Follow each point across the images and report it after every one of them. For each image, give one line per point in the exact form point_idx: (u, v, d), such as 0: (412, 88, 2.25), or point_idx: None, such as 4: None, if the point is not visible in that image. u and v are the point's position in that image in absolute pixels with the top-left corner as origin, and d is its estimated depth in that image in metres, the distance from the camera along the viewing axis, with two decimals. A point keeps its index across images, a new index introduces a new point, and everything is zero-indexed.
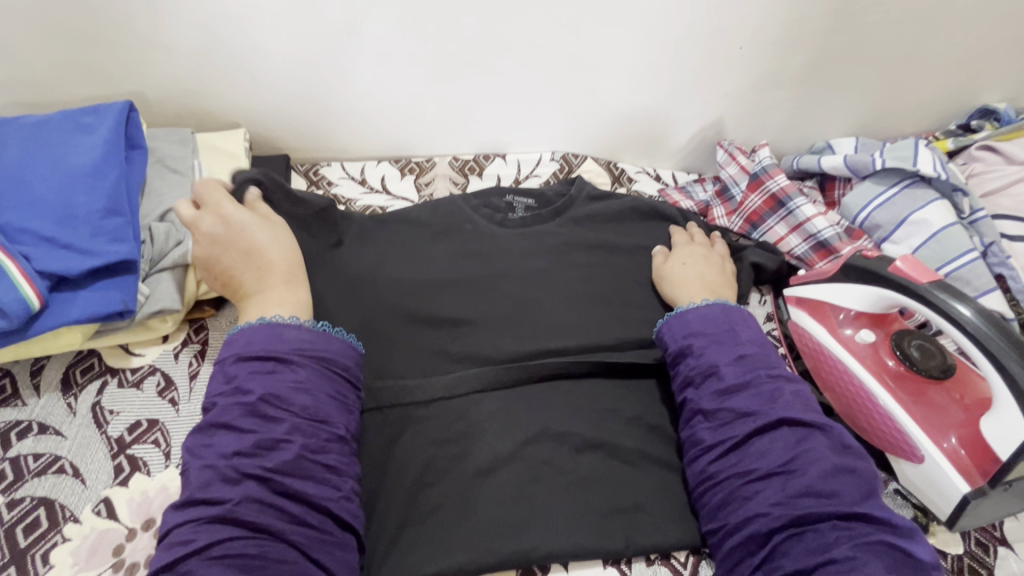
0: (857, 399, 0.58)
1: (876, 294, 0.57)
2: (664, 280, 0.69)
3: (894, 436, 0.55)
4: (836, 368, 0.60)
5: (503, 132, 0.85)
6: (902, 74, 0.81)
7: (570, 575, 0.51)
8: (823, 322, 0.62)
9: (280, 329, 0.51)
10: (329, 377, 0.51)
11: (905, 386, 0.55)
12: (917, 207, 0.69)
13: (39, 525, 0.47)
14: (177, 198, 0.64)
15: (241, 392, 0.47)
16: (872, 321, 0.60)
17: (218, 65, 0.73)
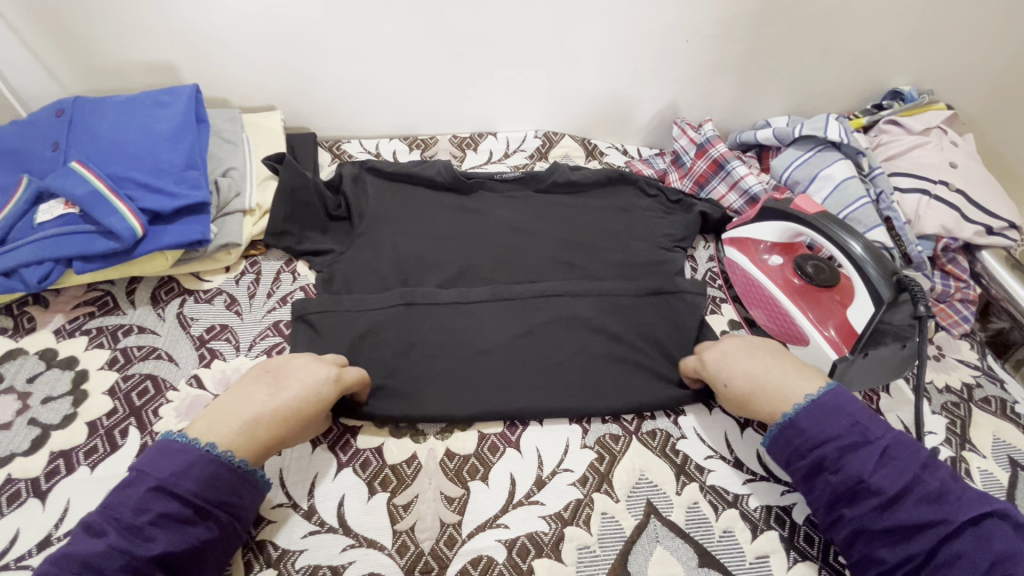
0: (770, 309, 0.75)
1: (785, 227, 0.73)
2: (726, 366, 0.62)
3: (791, 330, 0.72)
4: (756, 287, 0.77)
5: (495, 114, 1.03)
6: (822, 63, 0.98)
7: (545, 428, 0.65)
8: (747, 255, 0.79)
9: (208, 466, 0.49)
10: (225, 541, 0.50)
11: (802, 294, 0.72)
12: (825, 165, 0.86)
13: (148, 391, 0.63)
14: (234, 160, 0.80)
15: (141, 536, 0.45)
16: (782, 250, 0.77)
17: (263, 57, 0.90)
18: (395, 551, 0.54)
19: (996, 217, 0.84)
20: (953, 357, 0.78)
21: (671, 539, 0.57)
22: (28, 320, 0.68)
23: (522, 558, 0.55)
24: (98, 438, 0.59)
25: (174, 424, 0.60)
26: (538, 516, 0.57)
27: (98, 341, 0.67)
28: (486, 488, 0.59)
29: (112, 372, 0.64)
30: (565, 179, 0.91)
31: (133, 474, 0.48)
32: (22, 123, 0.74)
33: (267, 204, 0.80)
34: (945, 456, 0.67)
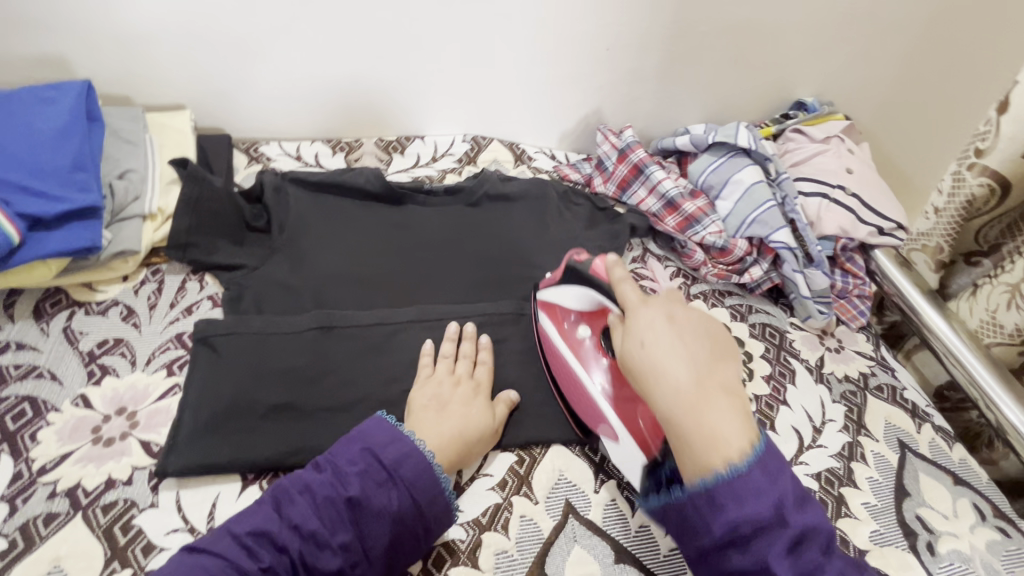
0: (582, 399, 0.63)
1: (588, 294, 0.63)
2: (665, 373, 0.49)
3: (604, 425, 0.61)
4: (570, 373, 0.64)
5: (422, 117, 1.02)
6: (734, 74, 1.04)
7: None
8: (557, 326, 0.67)
9: (406, 448, 0.54)
10: (388, 520, 0.52)
11: (614, 377, 0.63)
12: (736, 170, 0.90)
13: (26, 414, 0.57)
14: (133, 162, 0.75)
15: (345, 480, 0.52)
16: (589, 319, 0.66)
17: (169, 52, 0.85)
18: None
19: (887, 219, 0.91)
20: (852, 349, 0.84)
21: (589, 538, 0.57)
22: None
23: (437, 568, 0.54)
24: None
25: (54, 449, 0.55)
26: (456, 524, 0.57)
27: None
28: None
29: None
30: (496, 191, 0.92)
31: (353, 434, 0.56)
32: None
33: (171, 209, 0.74)
34: (843, 442, 0.71)
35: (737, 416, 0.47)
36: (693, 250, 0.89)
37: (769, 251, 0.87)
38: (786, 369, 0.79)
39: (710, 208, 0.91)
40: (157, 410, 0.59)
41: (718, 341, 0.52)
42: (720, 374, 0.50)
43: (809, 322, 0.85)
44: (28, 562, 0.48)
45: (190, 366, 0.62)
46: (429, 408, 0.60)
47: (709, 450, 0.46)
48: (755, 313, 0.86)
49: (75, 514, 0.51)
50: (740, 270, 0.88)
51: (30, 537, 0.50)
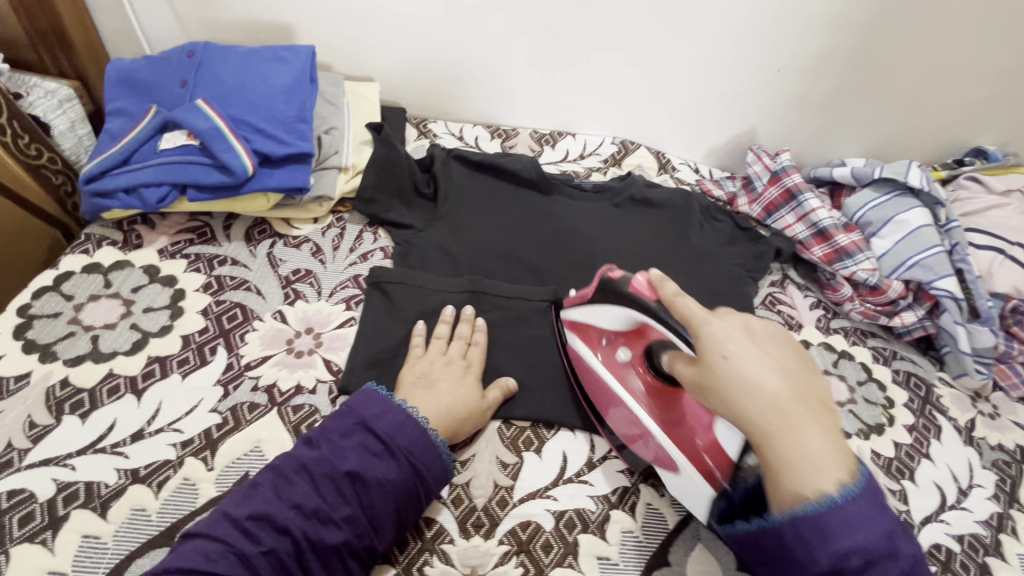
0: (627, 422, 0.61)
1: (625, 313, 0.61)
2: (762, 391, 0.45)
3: (655, 451, 0.58)
4: (606, 391, 0.62)
5: (576, 116, 1.07)
6: (908, 112, 0.99)
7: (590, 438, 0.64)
8: (587, 346, 0.65)
9: (402, 420, 0.55)
10: (403, 489, 0.53)
11: (655, 395, 0.60)
12: (901, 211, 0.86)
13: (238, 318, 0.67)
14: (336, 120, 0.85)
15: (340, 458, 0.52)
16: (629, 339, 0.64)
17: (373, 30, 0.96)
18: (449, 502, 0.57)
19: None
20: (1008, 418, 0.77)
21: (713, 540, 0.58)
22: (136, 237, 0.73)
23: (569, 530, 0.56)
24: (190, 351, 0.63)
25: (258, 351, 0.64)
26: (586, 494, 0.59)
27: (196, 266, 0.72)
28: (539, 459, 0.61)
29: (206, 296, 0.69)
30: (641, 194, 0.95)
31: (343, 409, 0.57)
32: (155, 59, 0.81)
33: (361, 166, 0.84)
34: (992, 511, 0.67)
35: (829, 434, 0.45)
36: (841, 284, 0.86)
37: (927, 297, 0.83)
38: (931, 423, 0.74)
39: (865, 243, 0.87)
40: (338, 336, 0.68)
41: (788, 352, 0.48)
42: (806, 389, 0.47)
43: (961, 380, 0.80)
44: (236, 437, 0.57)
45: (366, 304, 0.70)
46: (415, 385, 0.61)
47: (806, 480, 0.44)
48: (899, 359, 0.82)
49: (272, 408, 0.60)
50: (890, 312, 0.84)
51: (238, 419, 0.58)
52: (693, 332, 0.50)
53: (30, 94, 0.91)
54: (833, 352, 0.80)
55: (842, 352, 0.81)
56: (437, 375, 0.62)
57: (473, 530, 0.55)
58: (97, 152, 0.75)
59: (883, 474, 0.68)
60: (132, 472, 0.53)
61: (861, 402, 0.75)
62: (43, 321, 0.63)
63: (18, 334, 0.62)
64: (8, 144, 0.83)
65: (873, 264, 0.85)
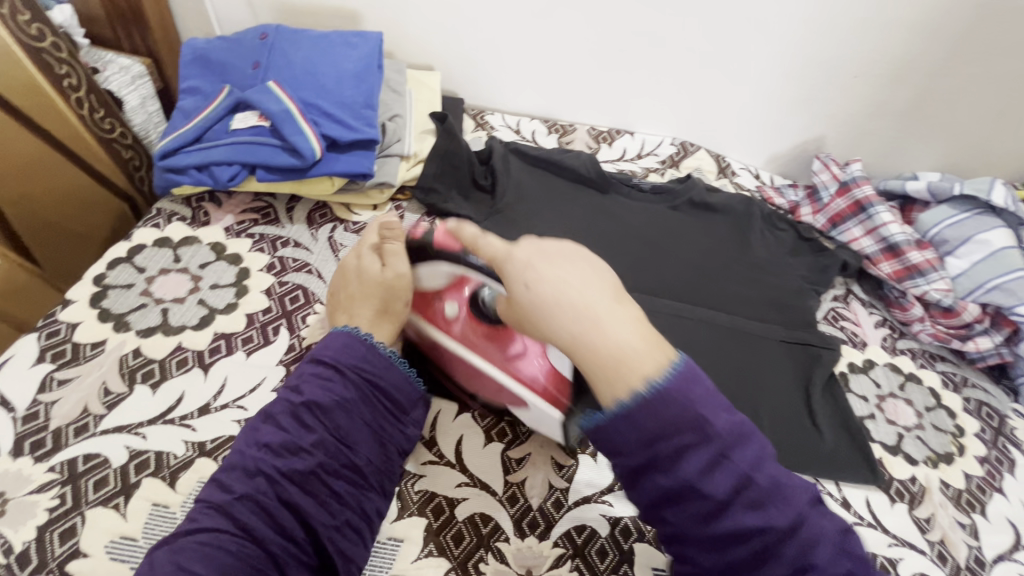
0: (479, 377, 0.59)
1: (432, 268, 0.57)
2: (568, 295, 0.40)
3: (500, 391, 0.58)
4: (454, 356, 0.60)
5: (636, 115, 1.05)
6: (993, 126, 0.94)
7: None
8: (436, 323, 0.61)
9: (348, 342, 0.54)
10: (365, 403, 0.52)
11: (478, 332, 0.59)
12: (982, 230, 0.82)
13: (300, 300, 0.68)
14: (399, 108, 0.85)
15: (293, 389, 0.51)
16: (452, 291, 0.61)
17: (438, 18, 0.95)
18: (505, 499, 0.56)
19: None
20: None
21: None
22: (203, 214, 0.75)
23: (624, 538, 0.55)
24: (254, 329, 0.64)
25: (318, 333, 0.65)
26: None
27: (260, 246, 0.73)
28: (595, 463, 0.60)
29: (270, 276, 0.70)
30: (701, 198, 0.92)
31: None
32: (229, 40, 0.82)
33: (423, 155, 0.84)
34: None
35: (634, 320, 0.40)
36: (911, 303, 0.82)
37: (1006, 323, 0.79)
38: (1004, 456, 0.70)
39: (939, 262, 0.83)
40: None
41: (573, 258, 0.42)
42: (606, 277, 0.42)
43: None
44: None
45: None
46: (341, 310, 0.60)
47: (630, 369, 0.39)
48: (970, 386, 0.78)
49: None
50: (963, 336, 0.80)
51: None
52: (500, 267, 0.44)
53: (106, 68, 0.93)
54: (900, 374, 0.77)
55: (909, 375, 0.77)
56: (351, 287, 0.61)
57: (528, 529, 0.54)
58: (170, 130, 0.76)
59: (953, 506, 0.65)
60: (199, 445, 0.54)
61: (930, 429, 0.71)
62: (116, 292, 0.65)
63: (94, 302, 0.64)
64: (85, 117, 0.86)
65: (949, 283, 0.81)
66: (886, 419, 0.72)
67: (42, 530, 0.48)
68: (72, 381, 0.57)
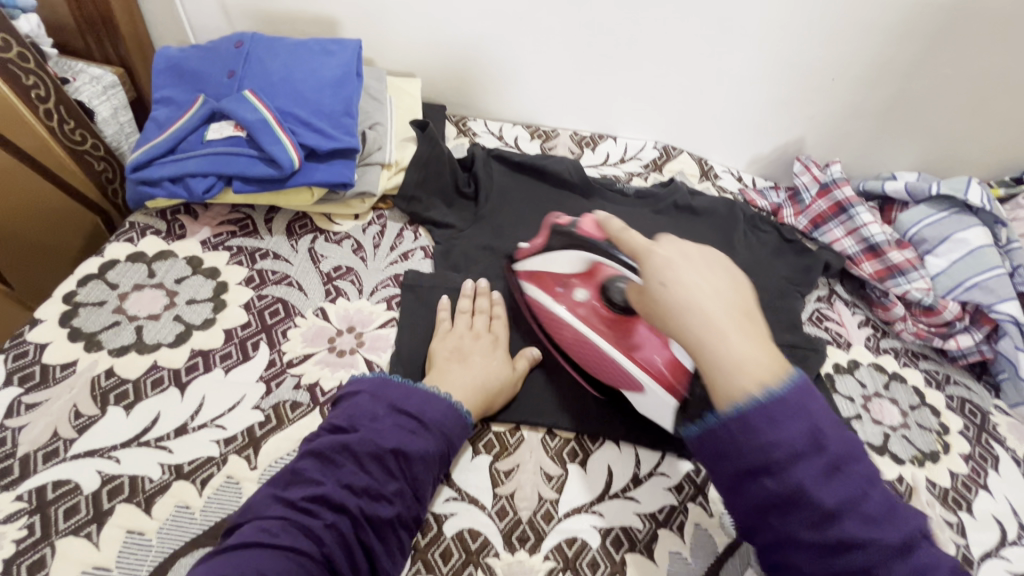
0: (594, 357, 0.63)
1: (581, 256, 0.65)
2: (695, 297, 0.47)
3: (614, 370, 0.61)
4: (574, 336, 0.64)
5: (618, 119, 1.05)
6: (967, 126, 0.95)
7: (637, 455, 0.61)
8: (549, 293, 0.68)
9: (435, 399, 0.56)
10: (444, 462, 0.54)
11: (601, 319, 0.63)
12: (961, 229, 0.83)
13: (280, 313, 0.66)
14: (380, 116, 0.84)
15: (381, 436, 0.52)
16: (583, 279, 0.65)
17: (418, 25, 0.94)
18: (494, 513, 0.55)
19: None
20: None
21: None
22: (179, 227, 0.73)
23: (616, 549, 0.54)
24: (232, 345, 0.62)
25: (299, 348, 0.63)
26: (633, 512, 0.57)
27: (238, 259, 0.71)
28: (584, 474, 0.59)
29: (249, 289, 0.68)
30: (684, 202, 0.92)
31: (365, 392, 0.56)
32: (203, 49, 0.80)
33: (404, 163, 0.83)
34: None
35: (747, 334, 0.46)
36: (893, 303, 0.83)
37: (985, 321, 0.80)
38: (988, 453, 0.71)
39: (919, 261, 0.84)
40: (380, 336, 0.66)
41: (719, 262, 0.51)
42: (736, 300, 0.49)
43: (1017, 409, 0.76)
44: (279, 436, 0.56)
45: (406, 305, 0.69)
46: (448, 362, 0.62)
47: (740, 373, 0.44)
48: (953, 383, 0.78)
49: (315, 407, 0.59)
50: (944, 334, 0.81)
51: (281, 417, 0.57)
52: (641, 258, 0.51)
53: (76, 79, 0.91)
54: (884, 373, 0.77)
55: (893, 374, 0.78)
56: (451, 346, 0.64)
57: (518, 544, 0.53)
58: (143, 141, 0.74)
59: (939, 505, 0.65)
60: (176, 468, 0.52)
61: (914, 428, 0.72)
62: (88, 309, 0.63)
63: (64, 321, 0.61)
64: (54, 129, 0.83)
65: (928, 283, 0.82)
66: (872, 419, 0.72)
67: (11, 563, 0.46)
68: (40, 405, 0.55)
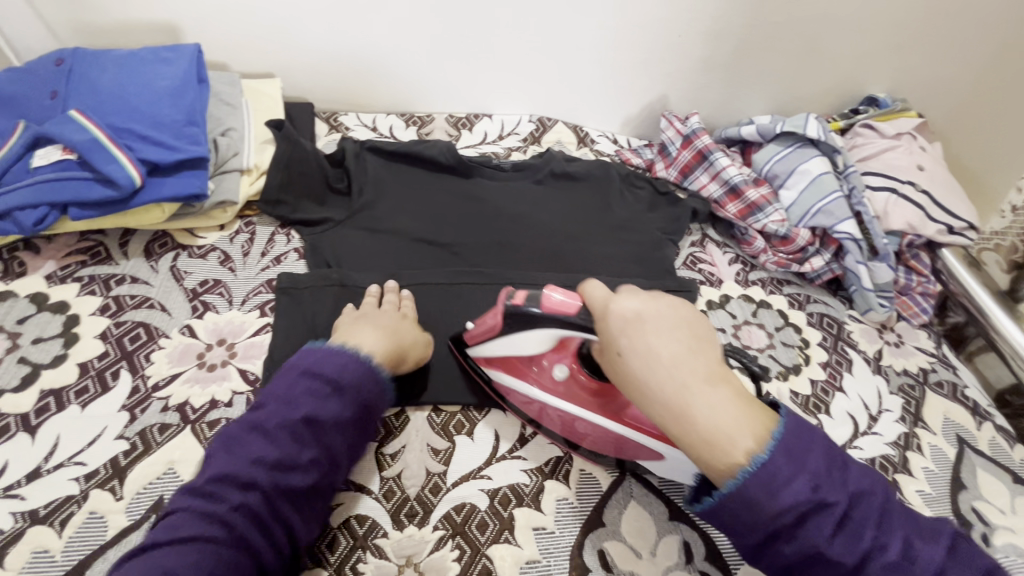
0: (579, 427, 0.59)
1: (547, 336, 0.55)
2: (655, 366, 0.46)
3: (630, 449, 0.57)
4: (559, 415, 0.59)
5: (491, 97, 1.06)
6: (806, 65, 1.03)
7: (523, 414, 0.64)
8: (519, 376, 0.60)
9: (349, 361, 0.56)
10: (359, 426, 0.55)
11: (598, 400, 0.57)
12: (804, 160, 0.91)
13: (141, 338, 0.64)
14: (233, 121, 0.81)
15: (291, 406, 0.52)
16: (554, 352, 0.57)
17: (265, 23, 0.91)
18: (382, 496, 0.56)
19: (958, 217, 0.89)
20: (911, 344, 0.83)
21: (644, 494, 0.60)
22: (19, 265, 0.68)
23: (504, 506, 0.57)
24: (89, 378, 0.59)
25: (166, 369, 0.61)
26: (520, 469, 0.60)
27: (90, 288, 0.68)
28: (471, 442, 0.61)
29: (104, 318, 0.65)
30: (561, 169, 0.95)
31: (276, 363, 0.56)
32: (19, 70, 0.74)
33: (265, 165, 0.81)
34: (899, 432, 0.72)
35: (709, 389, 0.46)
36: (753, 237, 0.89)
37: (832, 242, 0.88)
38: (843, 358, 0.79)
39: (774, 196, 0.91)
40: (254, 343, 0.65)
41: (677, 305, 0.50)
42: (694, 347, 0.47)
43: (868, 315, 0.85)
44: (147, 462, 0.54)
45: (278, 309, 0.68)
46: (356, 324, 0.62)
47: (722, 451, 0.45)
48: (813, 302, 0.86)
49: (185, 426, 0.57)
50: (800, 259, 0.88)
51: (148, 442, 0.56)
52: (599, 320, 0.50)
53: None
54: (752, 303, 0.84)
55: (760, 302, 0.84)
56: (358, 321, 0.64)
57: (406, 520, 0.55)
58: None
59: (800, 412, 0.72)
60: (32, 514, 0.51)
61: (779, 347, 0.79)
62: None
63: None
64: None
65: (784, 215, 0.88)
66: (741, 345, 0.78)
67: None
68: None
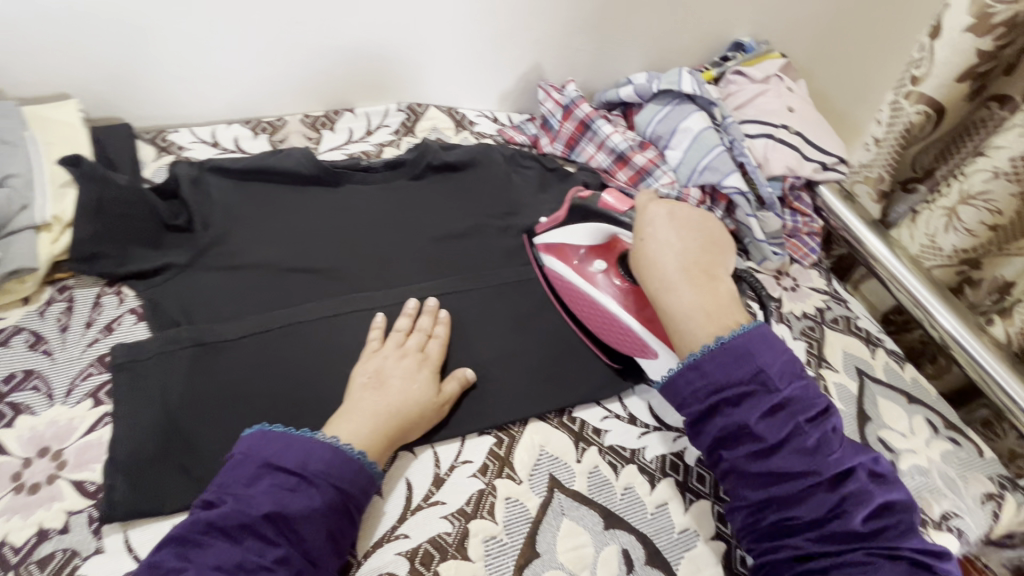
0: (598, 315, 0.67)
1: (600, 227, 0.68)
2: (662, 255, 0.59)
3: (639, 350, 0.64)
4: (586, 302, 0.68)
5: (349, 87, 0.94)
6: (673, 17, 1.00)
7: (435, 450, 0.58)
8: (568, 266, 0.70)
9: (311, 446, 0.50)
10: (337, 514, 0.48)
11: (628, 295, 0.66)
12: (683, 118, 0.88)
13: None
14: (14, 166, 0.65)
15: (247, 505, 0.46)
16: (602, 252, 0.69)
17: (37, 32, 0.72)
18: None
19: (829, 153, 0.92)
20: (807, 286, 0.86)
21: (576, 509, 0.56)
22: None
23: (426, 565, 0.51)
24: None
25: None
26: (440, 517, 0.54)
27: None
28: (381, 499, 0.54)
29: None
30: (439, 160, 0.84)
31: (238, 457, 0.49)
32: None
33: (70, 215, 0.65)
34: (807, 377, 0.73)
35: (706, 291, 0.57)
36: None
37: (722, 198, 0.87)
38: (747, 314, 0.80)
39: (660, 159, 0.89)
40: (87, 445, 0.54)
41: (705, 222, 0.63)
42: (699, 249, 0.61)
43: (764, 264, 0.86)
44: None
45: (115, 394, 0.56)
46: (365, 390, 0.56)
47: (687, 322, 0.56)
48: None
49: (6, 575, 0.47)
50: None
51: None
52: (637, 213, 0.64)
53: None
54: None
55: None
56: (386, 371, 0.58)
57: None
58: None
59: None
60: None
61: None
62: None
63: None
64: None
65: (675, 179, 0.87)
66: None
67: None
68: None
